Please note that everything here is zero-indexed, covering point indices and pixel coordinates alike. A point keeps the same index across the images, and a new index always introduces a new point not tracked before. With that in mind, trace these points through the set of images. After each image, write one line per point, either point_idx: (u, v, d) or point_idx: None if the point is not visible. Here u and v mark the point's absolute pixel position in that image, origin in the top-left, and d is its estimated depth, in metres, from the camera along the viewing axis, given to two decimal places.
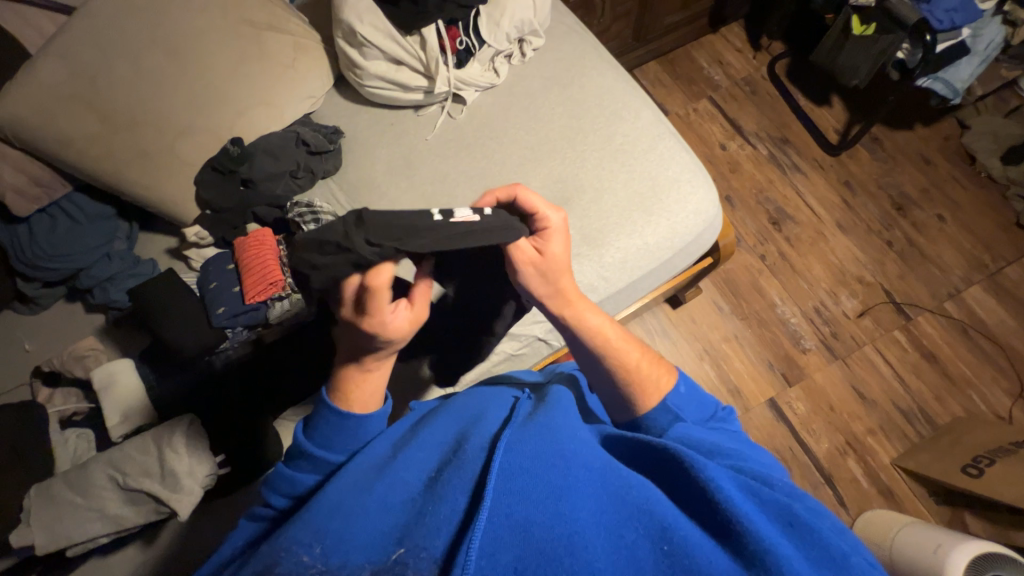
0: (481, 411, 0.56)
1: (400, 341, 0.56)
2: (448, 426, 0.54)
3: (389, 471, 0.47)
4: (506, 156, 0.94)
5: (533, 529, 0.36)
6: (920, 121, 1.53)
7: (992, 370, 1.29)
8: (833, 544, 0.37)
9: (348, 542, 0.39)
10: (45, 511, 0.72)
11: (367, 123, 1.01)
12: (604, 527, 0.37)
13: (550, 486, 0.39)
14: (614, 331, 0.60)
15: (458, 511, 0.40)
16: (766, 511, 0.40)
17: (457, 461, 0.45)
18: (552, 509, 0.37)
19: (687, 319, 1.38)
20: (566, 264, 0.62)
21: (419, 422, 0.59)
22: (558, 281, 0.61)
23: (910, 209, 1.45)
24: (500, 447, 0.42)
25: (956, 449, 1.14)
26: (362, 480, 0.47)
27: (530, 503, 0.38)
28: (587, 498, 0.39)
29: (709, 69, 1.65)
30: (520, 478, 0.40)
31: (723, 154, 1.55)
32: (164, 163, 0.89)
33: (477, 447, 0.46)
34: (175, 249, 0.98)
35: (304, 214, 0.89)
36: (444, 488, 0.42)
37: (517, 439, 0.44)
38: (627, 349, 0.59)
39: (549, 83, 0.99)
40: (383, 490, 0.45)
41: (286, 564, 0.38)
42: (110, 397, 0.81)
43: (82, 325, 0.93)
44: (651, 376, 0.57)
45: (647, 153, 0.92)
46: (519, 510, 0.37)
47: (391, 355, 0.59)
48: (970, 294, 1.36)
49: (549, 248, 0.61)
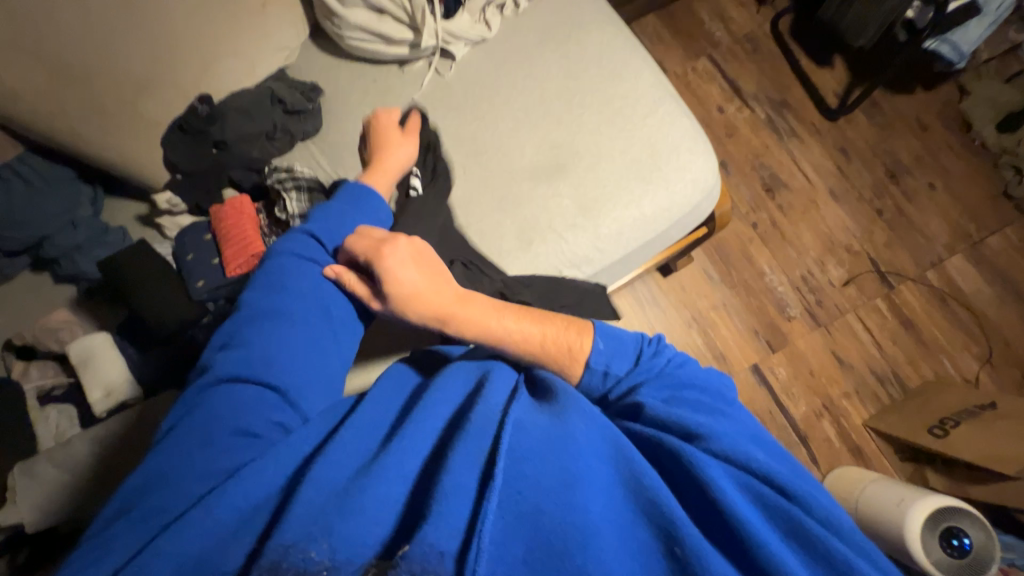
0: (485, 378, 0.60)
1: (388, 132, 0.82)
2: (460, 387, 0.60)
3: (398, 438, 0.51)
4: (498, 120, 0.89)
5: (545, 517, 0.44)
6: (921, 85, 1.50)
7: (964, 336, 1.34)
8: (833, 550, 0.43)
9: (364, 521, 0.44)
10: (31, 490, 0.71)
11: (348, 79, 0.94)
12: (614, 523, 0.45)
13: (561, 477, 0.46)
14: (512, 320, 0.67)
15: (469, 484, 0.46)
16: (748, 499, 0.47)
17: (467, 432, 0.50)
18: (562, 499, 0.44)
19: (677, 287, 1.39)
20: (413, 287, 0.67)
21: (418, 392, 0.63)
22: (422, 305, 0.67)
23: (902, 176, 1.45)
24: (508, 427, 0.49)
25: (925, 411, 1.20)
26: (364, 464, 0.50)
27: (543, 492, 0.45)
28: (594, 491, 0.46)
29: (710, 23, 1.57)
30: (530, 462, 0.47)
31: (720, 117, 1.51)
32: (125, 121, 0.82)
33: (485, 422, 0.51)
34: (146, 216, 0.92)
35: (284, 180, 0.84)
36: (453, 461, 0.47)
37: (525, 419, 0.51)
38: (540, 324, 0.67)
39: (545, 38, 0.93)
40: (390, 465, 0.48)
41: (292, 561, 0.41)
42: (90, 370, 0.79)
43: (50, 297, 0.88)
44: (567, 340, 0.66)
45: (647, 116, 0.87)
46: (531, 498, 0.45)
47: (392, 156, 0.81)
48: (951, 263, 1.39)
49: (394, 284, 0.67)
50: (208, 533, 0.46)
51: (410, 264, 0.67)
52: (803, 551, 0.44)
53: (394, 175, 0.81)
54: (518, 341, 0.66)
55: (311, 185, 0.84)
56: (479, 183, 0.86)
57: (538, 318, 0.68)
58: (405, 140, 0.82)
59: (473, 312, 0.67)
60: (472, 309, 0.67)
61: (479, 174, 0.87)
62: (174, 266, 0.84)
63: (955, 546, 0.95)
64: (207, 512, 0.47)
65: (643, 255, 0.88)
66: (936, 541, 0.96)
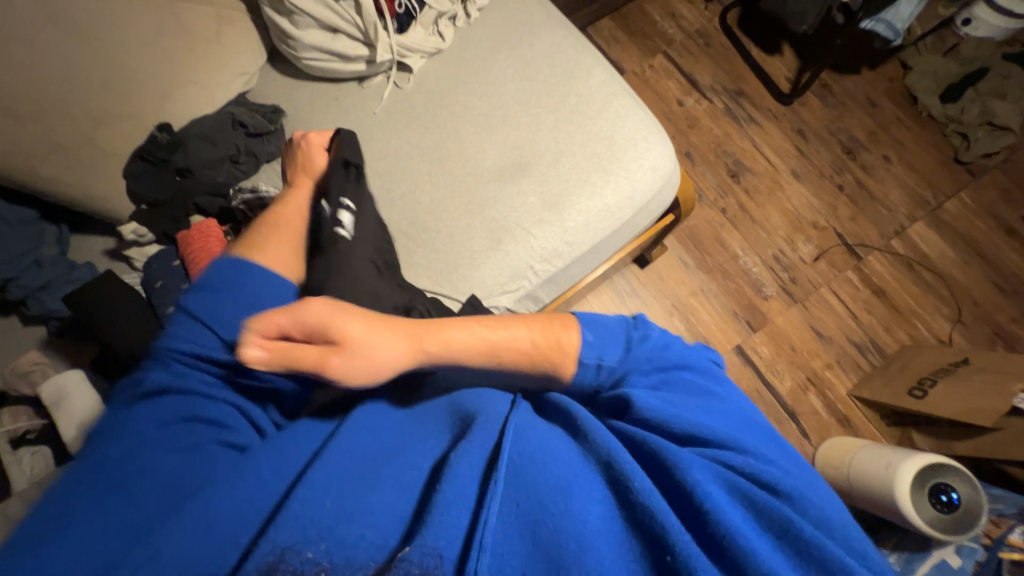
0: (482, 393, 0.58)
1: (305, 152, 0.82)
2: (446, 409, 0.58)
3: (403, 456, 0.51)
4: (459, 126, 0.91)
5: (542, 528, 0.42)
6: (866, 65, 1.57)
7: (934, 299, 1.38)
8: (826, 550, 0.43)
9: (359, 527, 0.43)
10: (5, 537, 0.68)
11: (309, 99, 0.95)
12: (612, 531, 0.43)
13: (558, 485, 0.45)
14: (484, 335, 0.61)
15: (468, 495, 0.44)
16: (733, 498, 0.47)
17: (470, 440, 0.49)
18: (559, 506, 0.43)
19: (655, 277, 1.42)
20: (366, 331, 0.56)
21: (397, 400, 0.62)
22: (377, 345, 0.56)
23: (858, 152, 1.51)
24: (510, 435, 0.49)
25: (903, 374, 1.23)
26: (368, 468, 0.50)
27: (539, 500, 0.44)
28: (594, 501, 0.45)
29: (662, 22, 1.63)
30: (530, 474, 0.46)
31: (681, 109, 1.55)
32: (84, 156, 0.82)
33: (487, 427, 0.51)
34: (114, 250, 0.92)
35: (250, 201, 0.85)
36: (454, 470, 0.46)
37: (525, 424, 0.51)
38: (517, 329, 0.62)
39: (497, 45, 0.95)
40: (393, 474, 0.48)
41: (291, 563, 0.41)
42: (63, 409, 0.77)
43: (19, 340, 0.86)
44: (551, 341, 0.61)
45: (602, 112, 0.90)
46: (529, 508, 0.43)
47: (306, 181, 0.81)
48: (913, 230, 1.44)
49: (342, 335, 0.55)
50: (203, 526, 0.47)
51: (340, 307, 0.56)
52: (780, 542, 0.44)
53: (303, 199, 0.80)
54: (507, 352, 0.61)
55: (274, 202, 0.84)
56: (447, 187, 0.88)
57: (519, 326, 0.63)
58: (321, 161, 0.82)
59: (459, 337, 0.60)
60: (452, 332, 0.60)
61: (445, 180, 0.88)
62: (144, 295, 0.84)
63: (943, 501, 0.97)
64: (208, 508, 0.48)
65: (613, 241, 0.90)
66: (925, 498, 0.98)
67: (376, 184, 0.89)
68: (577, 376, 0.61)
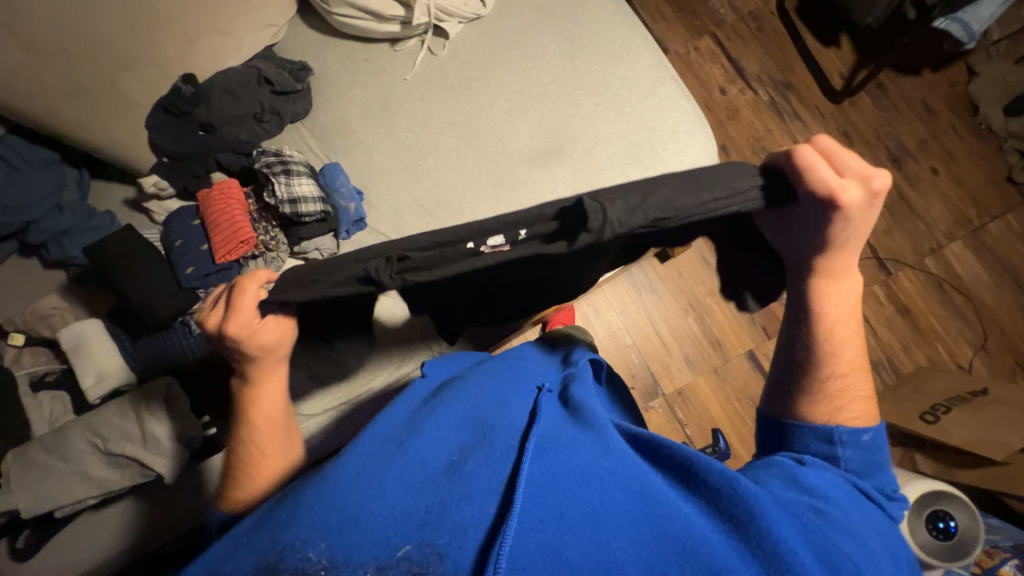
0: (504, 399, 0.55)
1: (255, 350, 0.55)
2: (462, 413, 0.52)
3: (408, 451, 0.45)
4: (493, 102, 0.87)
5: (566, 550, 0.37)
6: (928, 66, 1.46)
7: (960, 323, 1.34)
8: None
9: (360, 532, 0.38)
10: (27, 477, 0.73)
11: (338, 58, 0.91)
12: (646, 559, 0.37)
13: (584, 508, 0.40)
14: (847, 328, 0.57)
15: (487, 511, 0.40)
16: (803, 534, 0.41)
17: (485, 447, 0.46)
18: (588, 532, 0.38)
19: (674, 272, 1.39)
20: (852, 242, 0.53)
21: (416, 394, 0.60)
22: (835, 254, 0.54)
23: (905, 161, 1.42)
24: (530, 451, 0.43)
25: (915, 397, 1.22)
26: (380, 454, 0.45)
27: (563, 520, 0.38)
28: (623, 522, 0.39)
29: (714, 0, 1.52)
30: (552, 490, 0.41)
31: (723, 98, 1.47)
32: (105, 100, 0.79)
33: (503, 439, 0.47)
34: (134, 200, 0.90)
35: (273, 164, 0.81)
36: (471, 479, 0.42)
37: (553, 438, 0.46)
38: (856, 370, 0.58)
39: (542, 15, 0.89)
40: (401, 467, 0.43)
41: (289, 562, 0.37)
42: (81, 357, 0.79)
43: (37, 284, 0.87)
44: (854, 395, 0.57)
45: (645, 100, 0.85)
46: (550, 527, 0.38)
47: (275, 375, 0.59)
48: (950, 249, 1.38)
49: (847, 207, 0.48)
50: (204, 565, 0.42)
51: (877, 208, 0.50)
52: None
53: (277, 413, 0.58)
54: (841, 354, 0.57)
55: (299, 169, 0.81)
56: (474, 167, 0.84)
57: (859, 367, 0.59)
58: (271, 346, 0.56)
59: (841, 293, 0.57)
60: (841, 293, 0.57)
61: (473, 159, 0.85)
62: (163, 251, 0.83)
63: (940, 528, 0.96)
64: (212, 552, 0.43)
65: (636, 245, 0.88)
66: (923, 524, 0.97)
67: (401, 157, 0.86)
68: (806, 421, 0.56)
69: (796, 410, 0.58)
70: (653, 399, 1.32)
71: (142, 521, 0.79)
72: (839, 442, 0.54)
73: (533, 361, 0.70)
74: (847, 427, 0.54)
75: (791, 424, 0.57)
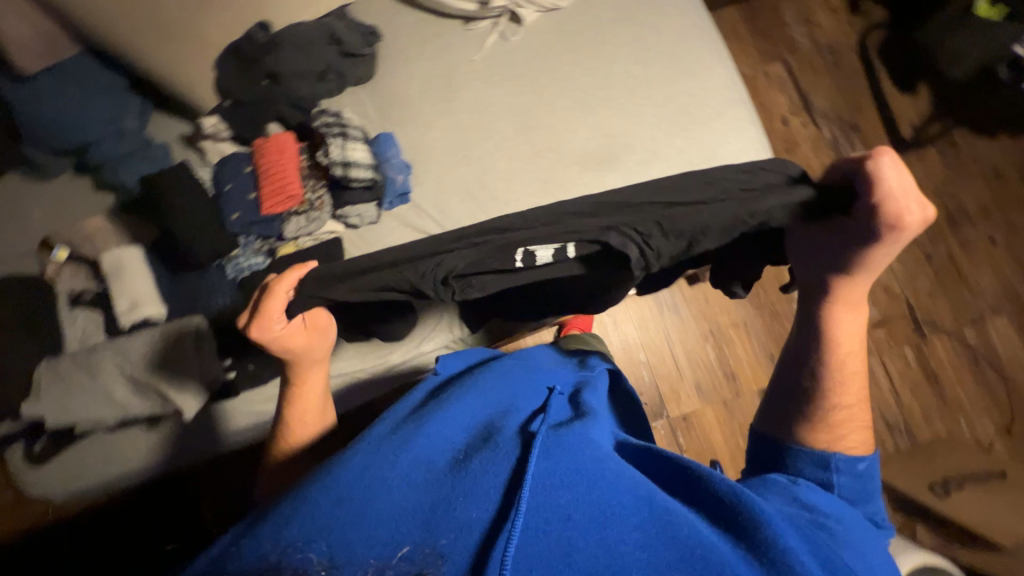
0: (511, 403, 0.55)
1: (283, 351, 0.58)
2: (467, 416, 0.52)
3: (411, 450, 0.45)
4: (555, 97, 0.85)
5: (573, 553, 0.36)
6: (1006, 130, 1.39)
7: (988, 399, 1.29)
8: None
9: (362, 529, 0.38)
10: (56, 389, 0.76)
11: (409, 28, 0.90)
12: (653, 561, 0.36)
13: (592, 508, 0.39)
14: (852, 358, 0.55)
15: (490, 507, 0.39)
16: (815, 553, 0.39)
17: (490, 448, 0.45)
18: (596, 533, 0.37)
19: (700, 297, 1.36)
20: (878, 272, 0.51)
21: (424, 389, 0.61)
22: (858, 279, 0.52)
23: (963, 224, 1.36)
24: (536, 450, 0.43)
25: (926, 467, 1.18)
26: (387, 450, 0.46)
27: (569, 519, 0.38)
28: (629, 523, 0.38)
29: (793, 26, 1.47)
30: (558, 489, 0.40)
31: (784, 129, 1.42)
32: (180, 36, 0.81)
33: (509, 439, 0.46)
34: (188, 137, 0.91)
35: (331, 125, 0.82)
36: (475, 476, 0.42)
37: (559, 440, 0.46)
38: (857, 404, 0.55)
39: (620, 16, 0.87)
40: (406, 465, 0.44)
41: (290, 564, 0.36)
42: (119, 282, 0.81)
43: (83, 204, 0.88)
44: (851, 429, 0.55)
45: (712, 119, 0.82)
46: (555, 526, 0.37)
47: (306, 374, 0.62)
48: (993, 323, 1.32)
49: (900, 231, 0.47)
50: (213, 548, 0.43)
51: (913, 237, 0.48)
52: None
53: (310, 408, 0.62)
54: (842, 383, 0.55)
55: (355, 133, 0.82)
56: (524, 159, 0.83)
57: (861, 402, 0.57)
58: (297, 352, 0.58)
59: (851, 324, 0.55)
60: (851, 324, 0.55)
61: (526, 150, 0.84)
62: (209, 192, 0.84)
63: None
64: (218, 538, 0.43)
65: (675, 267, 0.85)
66: None
67: (454, 137, 0.86)
68: (803, 446, 0.54)
69: (794, 434, 0.55)
70: (656, 419, 1.31)
71: (151, 449, 0.81)
72: (835, 469, 0.51)
73: (546, 364, 0.69)
74: (843, 455, 0.52)
75: (786, 446, 0.55)
